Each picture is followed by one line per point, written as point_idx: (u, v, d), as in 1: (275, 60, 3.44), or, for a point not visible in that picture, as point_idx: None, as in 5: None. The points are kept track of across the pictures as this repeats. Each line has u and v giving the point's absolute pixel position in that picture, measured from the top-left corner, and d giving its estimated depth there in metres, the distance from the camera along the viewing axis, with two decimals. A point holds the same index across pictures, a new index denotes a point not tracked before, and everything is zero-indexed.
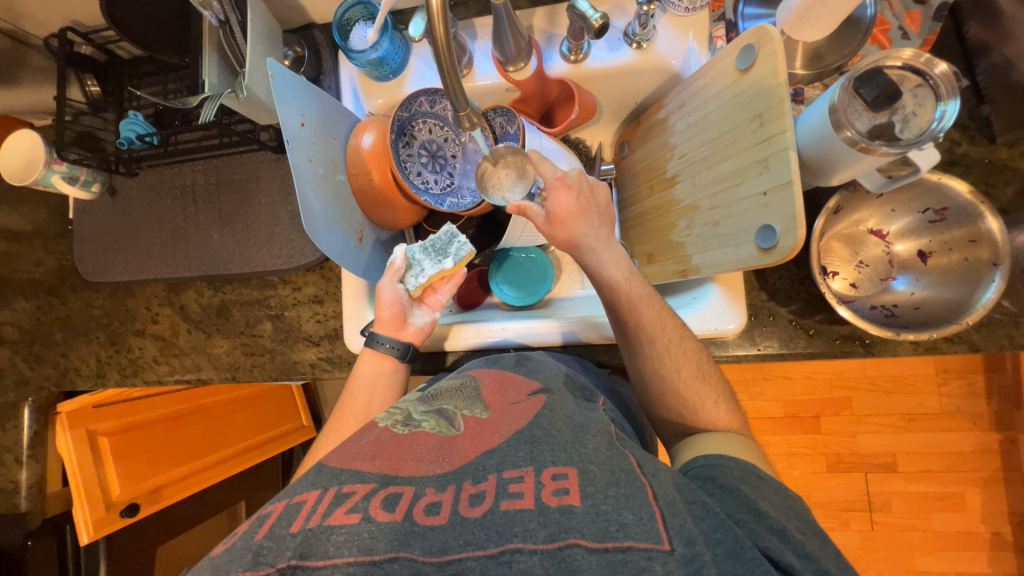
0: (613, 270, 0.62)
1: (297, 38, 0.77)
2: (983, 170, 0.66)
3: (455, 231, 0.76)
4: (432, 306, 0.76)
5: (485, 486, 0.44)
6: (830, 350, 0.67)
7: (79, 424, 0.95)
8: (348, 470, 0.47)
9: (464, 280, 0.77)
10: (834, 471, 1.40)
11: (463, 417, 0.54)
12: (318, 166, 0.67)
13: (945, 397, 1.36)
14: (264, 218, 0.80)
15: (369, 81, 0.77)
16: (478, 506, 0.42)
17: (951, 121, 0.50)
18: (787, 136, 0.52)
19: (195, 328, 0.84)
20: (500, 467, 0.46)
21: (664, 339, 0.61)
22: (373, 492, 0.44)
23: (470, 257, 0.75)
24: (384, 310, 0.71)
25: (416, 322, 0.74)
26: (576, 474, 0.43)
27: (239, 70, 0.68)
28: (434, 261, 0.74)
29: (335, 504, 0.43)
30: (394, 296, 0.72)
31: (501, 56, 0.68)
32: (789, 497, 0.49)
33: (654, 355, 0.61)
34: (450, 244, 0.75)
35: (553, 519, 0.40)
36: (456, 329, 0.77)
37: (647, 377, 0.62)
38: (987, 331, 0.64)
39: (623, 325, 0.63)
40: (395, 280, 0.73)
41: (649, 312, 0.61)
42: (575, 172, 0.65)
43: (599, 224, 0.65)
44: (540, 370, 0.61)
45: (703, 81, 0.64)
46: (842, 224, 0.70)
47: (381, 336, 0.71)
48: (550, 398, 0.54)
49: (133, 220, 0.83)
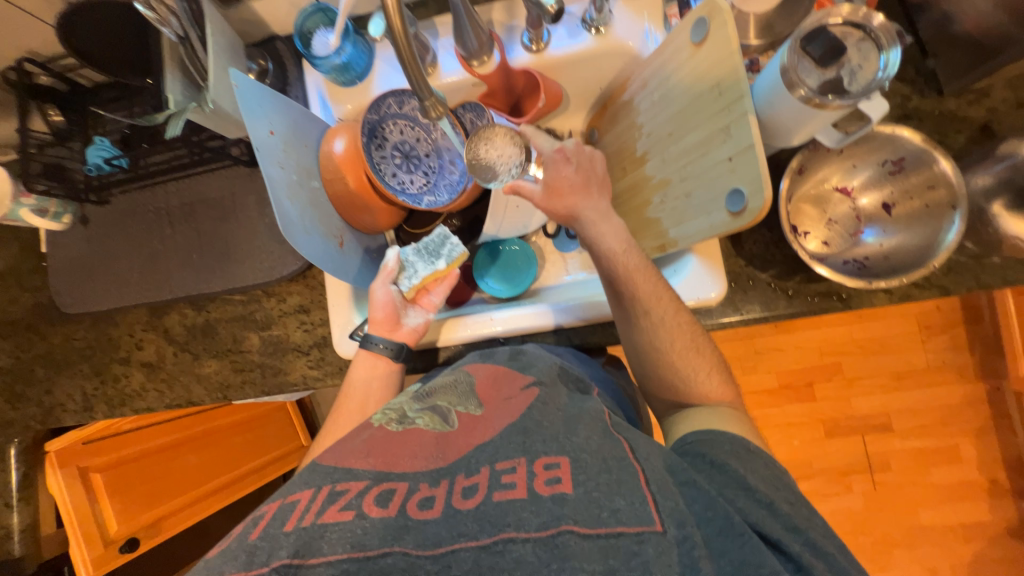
0: (609, 242, 0.63)
1: (261, 51, 0.78)
2: (936, 121, 0.68)
3: (447, 233, 0.77)
4: (426, 307, 0.75)
5: (478, 478, 0.44)
6: (809, 308, 0.69)
7: (69, 461, 0.94)
8: (341, 468, 0.47)
9: (456, 281, 0.78)
10: (832, 436, 1.43)
11: (457, 413, 0.54)
12: (290, 173, 0.67)
13: (930, 352, 1.40)
14: (243, 233, 0.80)
15: (336, 88, 0.78)
16: (471, 498, 0.42)
17: (894, 69, 0.52)
18: (745, 101, 0.53)
19: (181, 350, 0.83)
20: (493, 459, 0.46)
21: (659, 311, 0.61)
22: (366, 490, 0.44)
23: (464, 258, 0.76)
24: (377, 310, 0.71)
25: (410, 322, 0.73)
26: (567, 464, 0.44)
27: (201, 83, 0.67)
28: (427, 263, 0.75)
29: (329, 502, 0.43)
30: (386, 296, 0.72)
31: (464, 51, 0.69)
32: (772, 461, 0.51)
33: (650, 326, 0.61)
34: (443, 246, 0.76)
35: (546, 507, 0.40)
36: (454, 323, 0.77)
37: (641, 346, 0.63)
38: (955, 275, 0.66)
39: (619, 296, 0.63)
40: (388, 282, 0.73)
41: (647, 285, 0.61)
42: (573, 145, 0.66)
43: (599, 195, 0.66)
44: (534, 363, 0.62)
45: (662, 59, 0.66)
46: (808, 185, 0.71)
47: (375, 337, 0.71)
48: (543, 391, 0.55)
49: (110, 247, 0.82)
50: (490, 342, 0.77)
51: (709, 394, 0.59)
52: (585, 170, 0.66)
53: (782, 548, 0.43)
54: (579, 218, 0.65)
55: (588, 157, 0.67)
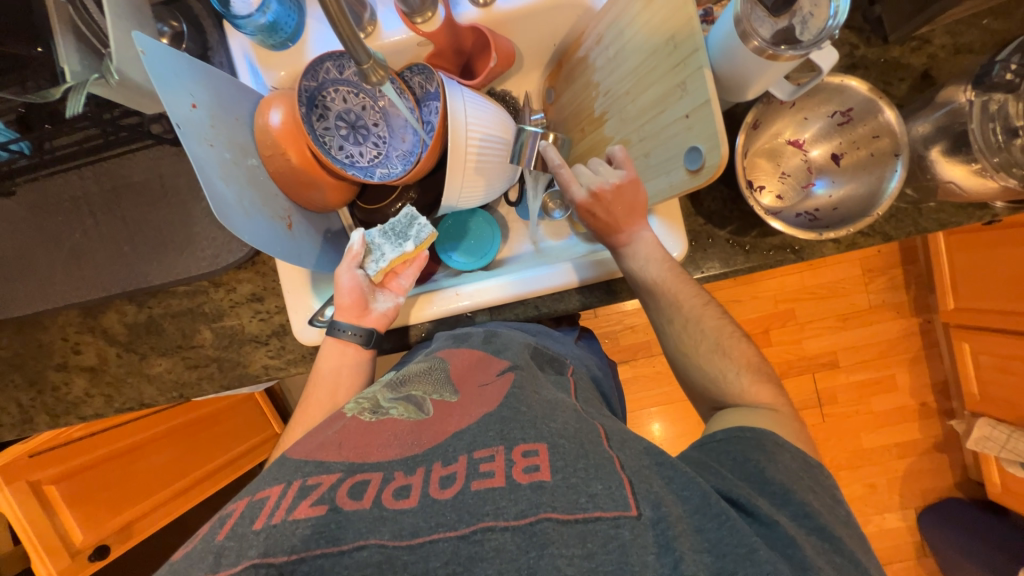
0: (632, 262, 0.66)
1: (169, 10, 0.68)
2: (880, 70, 0.70)
3: (414, 213, 0.72)
4: (395, 291, 0.73)
5: (456, 467, 0.44)
6: (765, 262, 0.71)
7: (17, 477, 0.88)
8: (312, 461, 0.45)
9: (427, 262, 0.75)
10: (787, 377, 1.53)
11: (431, 401, 0.54)
12: (222, 151, 0.60)
13: (872, 293, 1.50)
14: (177, 220, 0.73)
15: (265, 52, 0.70)
16: (449, 487, 0.42)
17: (844, 14, 0.51)
18: (700, 55, 0.52)
19: (125, 350, 0.77)
20: (470, 447, 0.46)
21: (682, 319, 0.64)
22: (339, 482, 0.43)
23: (432, 239, 0.72)
24: (344, 296, 0.69)
25: (379, 307, 0.71)
26: (546, 450, 0.44)
27: (104, 50, 0.59)
28: (394, 245, 0.71)
29: (300, 497, 0.42)
30: (352, 282, 0.69)
31: (405, 8, 0.65)
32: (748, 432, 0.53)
33: (675, 331, 0.65)
34: (411, 227, 0.72)
35: (525, 495, 0.41)
36: (426, 299, 0.75)
37: (668, 343, 0.67)
38: (896, 222, 0.70)
39: (648, 305, 0.67)
40: (353, 266, 0.70)
41: (668, 300, 0.64)
42: (587, 196, 0.64)
43: (624, 224, 0.65)
44: (507, 346, 0.63)
45: (615, 12, 0.63)
46: (762, 139, 0.72)
47: (341, 325, 0.68)
48: (518, 374, 0.56)
49: (24, 244, 0.74)
50: (459, 317, 0.76)
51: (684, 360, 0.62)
52: (606, 211, 0.64)
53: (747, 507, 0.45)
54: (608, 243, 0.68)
55: (609, 194, 0.63)
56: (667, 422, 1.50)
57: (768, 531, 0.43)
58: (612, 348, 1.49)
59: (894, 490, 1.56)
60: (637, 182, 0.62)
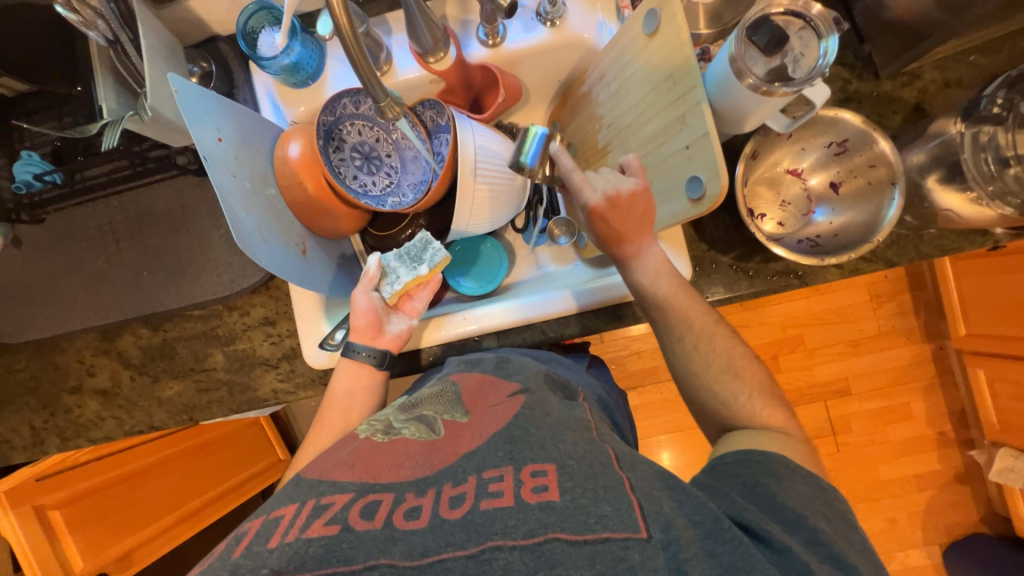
0: (640, 276, 0.65)
1: (200, 54, 0.73)
2: (874, 103, 0.73)
3: (429, 237, 0.75)
4: (409, 313, 0.74)
5: (465, 487, 0.44)
6: (769, 287, 0.72)
7: (22, 501, 0.87)
8: (326, 481, 0.47)
9: (439, 285, 0.77)
10: (799, 404, 1.51)
11: (443, 421, 0.55)
12: (244, 181, 0.63)
13: (881, 318, 1.49)
14: (196, 246, 0.76)
15: (287, 89, 0.75)
16: (458, 508, 0.42)
17: (833, 55, 0.54)
18: (698, 91, 0.55)
19: (138, 373, 0.79)
20: (480, 467, 0.46)
21: (692, 337, 0.63)
22: (351, 502, 0.43)
23: (446, 263, 0.74)
24: (359, 317, 0.70)
25: (393, 329, 0.72)
26: (554, 471, 0.44)
27: (139, 90, 0.63)
28: (409, 268, 0.73)
29: (313, 516, 0.42)
30: (368, 304, 0.70)
31: (419, 49, 0.68)
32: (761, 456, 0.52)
33: (684, 351, 0.64)
34: (425, 250, 0.74)
35: (533, 515, 0.40)
36: (436, 323, 0.76)
37: (676, 363, 0.65)
38: (898, 247, 0.71)
39: (654, 323, 0.66)
40: (369, 288, 0.72)
41: (678, 316, 0.63)
42: (605, 202, 0.61)
43: (635, 237, 0.64)
44: (519, 370, 0.63)
45: (616, 50, 0.67)
46: (762, 168, 0.74)
47: (357, 345, 0.69)
48: (529, 398, 0.56)
49: (48, 269, 0.77)
50: (465, 342, 0.77)
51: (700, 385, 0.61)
52: (620, 221, 0.62)
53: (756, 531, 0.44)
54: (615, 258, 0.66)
55: (625, 204, 0.61)
56: (677, 451, 1.47)
57: (782, 558, 0.42)
58: (618, 374, 1.48)
59: (916, 524, 1.50)
60: (648, 195, 0.62)
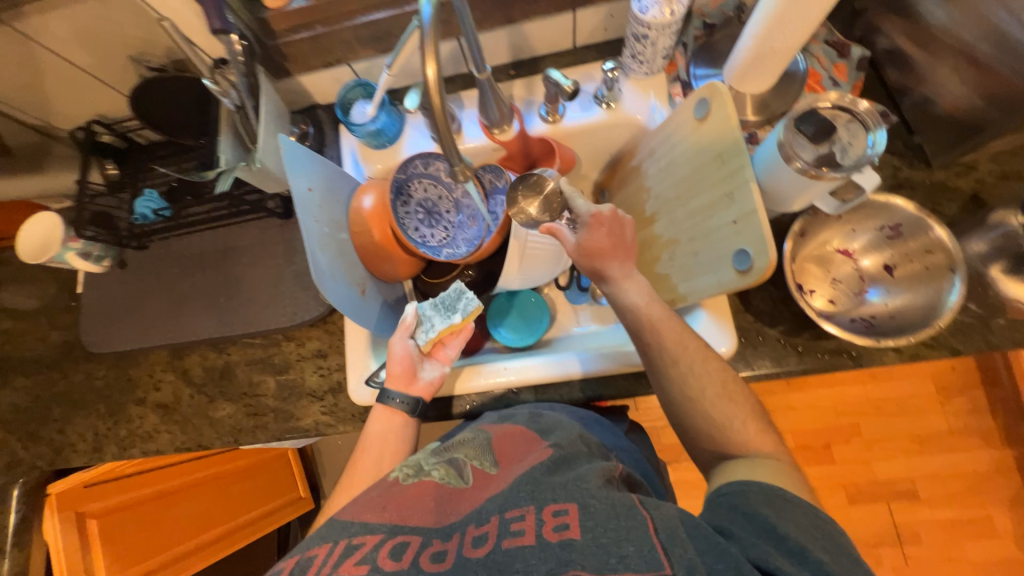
0: (633, 295, 0.65)
1: (302, 118, 0.86)
2: (927, 190, 0.73)
3: (463, 287, 0.79)
4: (441, 360, 0.76)
5: (488, 527, 0.45)
6: (820, 366, 0.69)
7: (69, 505, 0.91)
8: (358, 521, 0.48)
9: (471, 334, 0.79)
10: (856, 503, 1.36)
11: (472, 467, 0.55)
12: (323, 226, 0.71)
13: (950, 414, 1.36)
14: (269, 278, 0.84)
15: (368, 149, 0.85)
16: (480, 547, 0.43)
17: (882, 147, 0.57)
18: (746, 170, 0.58)
19: (197, 392, 0.84)
20: (502, 508, 0.46)
21: (686, 359, 0.61)
22: (381, 543, 0.45)
23: (478, 312, 0.77)
24: (395, 364, 0.72)
25: (426, 376, 0.74)
26: (576, 509, 0.44)
27: (251, 146, 0.74)
28: (443, 316, 0.76)
29: (345, 555, 0.44)
30: (404, 351, 0.73)
31: (487, 121, 0.75)
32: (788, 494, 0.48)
33: (679, 375, 0.60)
34: (459, 300, 0.77)
35: (554, 554, 0.40)
36: (470, 371, 0.78)
37: (672, 392, 0.61)
38: (963, 335, 0.67)
39: (644, 346, 0.64)
40: (405, 335, 0.75)
41: (672, 335, 0.62)
42: (609, 212, 0.66)
43: (627, 258, 0.67)
44: (554, 427, 0.61)
45: (666, 132, 0.72)
46: (810, 246, 0.74)
47: (392, 392, 0.71)
48: (558, 452, 0.54)
49: (142, 290, 0.86)
50: (504, 395, 0.78)
51: (734, 445, 0.56)
52: (616, 237, 0.66)
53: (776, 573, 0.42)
54: (605, 279, 0.67)
55: (620, 224, 0.66)
56: None
57: None
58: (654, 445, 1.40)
59: None
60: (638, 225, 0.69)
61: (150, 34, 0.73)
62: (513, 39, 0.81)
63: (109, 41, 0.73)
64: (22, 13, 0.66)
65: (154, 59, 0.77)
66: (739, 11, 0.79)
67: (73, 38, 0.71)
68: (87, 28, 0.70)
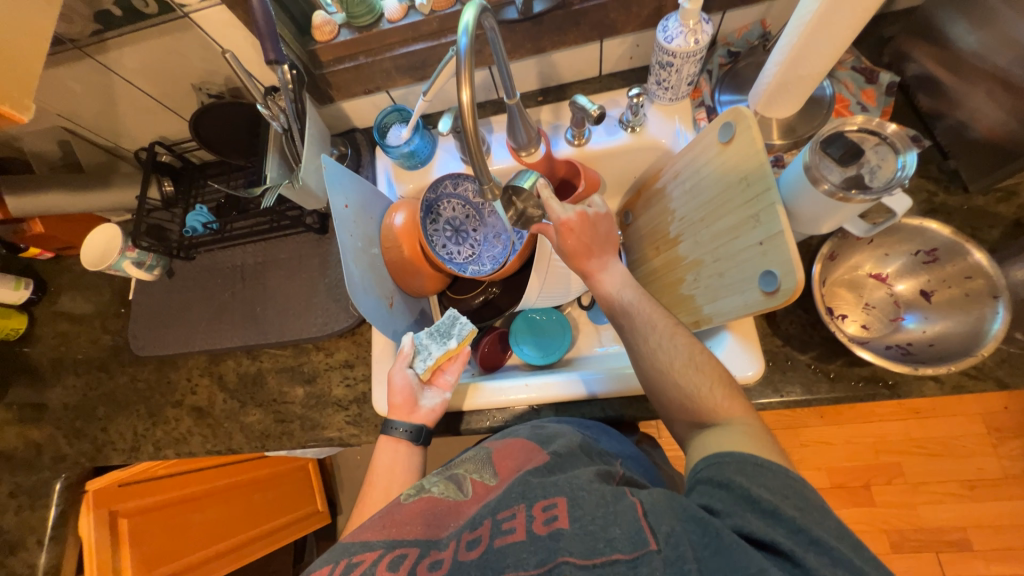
0: (606, 285, 0.70)
1: (342, 140, 0.92)
2: (965, 216, 0.71)
3: (456, 314, 0.80)
4: (442, 387, 0.76)
5: (481, 531, 0.46)
6: (854, 394, 0.67)
7: (104, 503, 0.94)
8: (357, 541, 0.48)
9: (469, 358, 0.79)
10: (900, 551, 1.26)
11: (471, 481, 0.56)
12: (357, 240, 0.75)
13: (1004, 459, 1.26)
14: (303, 290, 0.88)
15: (401, 170, 0.90)
16: (474, 549, 0.44)
17: (913, 168, 0.56)
18: (772, 193, 0.58)
19: (230, 397, 0.88)
20: (494, 510, 0.48)
21: (655, 335, 0.62)
22: (379, 558, 0.45)
23: (473, 335, 0.79)
24: (395, 395, 0.73)
25: (427, 404, 0.73)
26: (564, 502, 0.45)
27: (294, 165, 0.80)
28: (440, 344, 0.76)
29: (345, 573, 0.44)
30: (403, 381, 0.73)
31: (515, 144, 0.79)
32: (791, 474, 0.47)
33: (649, 351, 0.62)
34: (453, 326, 0.78)
35: (543, 545, 0.42)
36: (474, 389, 0.78)
37: (645, 371, 0.62)
38: (1011, 366, 0.64)
39: (622, 329, 0.67)
40: (404, 365, 0.75)
41: (641, 314, 0.65)
42: (576, 216, 0.69)
43: (601, 249, 0.72)
44: (556, 436, 0.60)
45: (692, 155, 0.73)
46: (840, 270, 0.73)
47: (394, 422, 0.71)
48: (554, 458, 0.54)
49: (187, 298, 0.92)
50: (525, 412, 0.77)
51: (728, 421, 0.54)
52: (588, 238, 0.71)
53: (774, 547, 0.42)
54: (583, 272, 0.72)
55: (592, 221, 0.71)
56: None
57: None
58: None
59: None
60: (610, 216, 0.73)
61: (212, 65, 0.80)
62: (542, 67, 0.85)
63: (175, 72, 0.81)
64: (104, 48, 0.74)
65: (214, 87, 0.85)
66: (764, 39, 0.81)
67: (143, 69, 0.79)
68: (158, 60, 0.78)
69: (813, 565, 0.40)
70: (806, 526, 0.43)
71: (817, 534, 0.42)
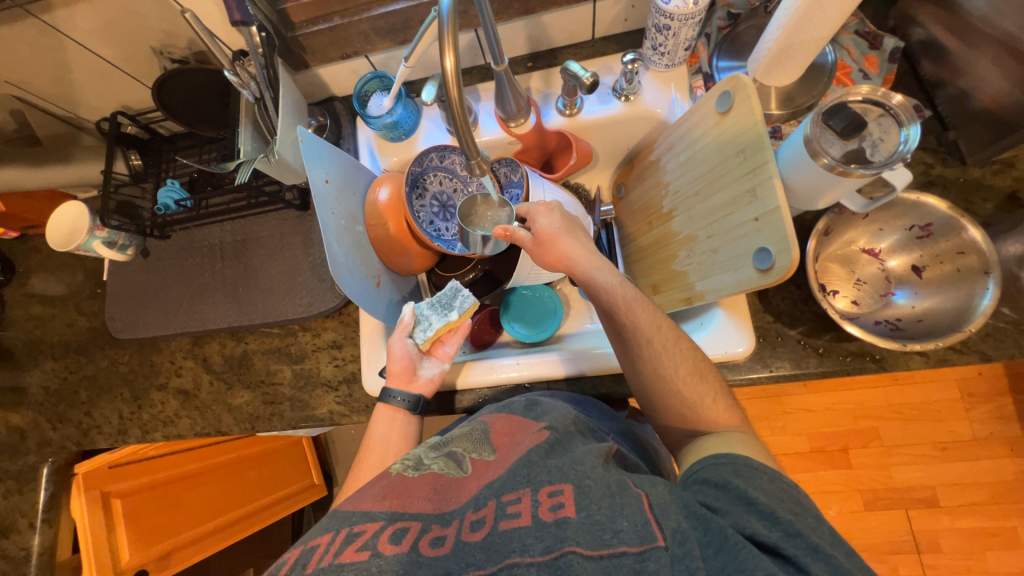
0: (605, 276, 0.67)
1: (320, 109, 0.86)
2: (961, 189, 0.70)
3: (458, 285, 0.78)
4: (441, 358, 0.75)
5: (485, 512, 0.46)
6: (841, 368, 0.67)
7: (94, 485, 0.93)
8: (358, 511, 0.48)
9: (470, 331, 0.78)
10: (872, 509, 1.33)
11: (471, 458, 0.55)
12: (340, 218, 0.72)
13: (975, 422, 1.32)
14: (286, 270, 0.85)
15: (384, 142, 0.85)
16: (478, 530, 0.44)
17: (916, 143, 0.55)
18: (770, 166, 0.57)
19: (216, 379, 0.86)
20: (499, 492, 0.48)
21: (661, 339, 0.62)
22: (381, 529, 0.46)
23: (475, 308, 0.77)
24: (393, 364, 0.72)
25: (426, 373, 0.73)
26: (571, 490, 0.45)
27: (270, 138, 0.75)
28: (441, 315, 0.75)
29: (346, 543, 0.45)
30: (403, 350, 0.72)
31: (503, 114, 0.75)
32: (783, 479, 0.49)
33: (654, 354, 0.61)
34: (455, 298, 0.77)
35: (550, 532, 0.42)
36: (467, 367, 0.78)
37: (644, 375, 0.62)
38: (995, 341, 0.65)
39: (614, 323, 0.64)
40: (403, 335, 0.74)
41: (644, 314, 0.63)
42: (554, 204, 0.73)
43: (580, 235, 0.71)
44: (548, 413, 0.60)
45: (688, 126, 0.71)
46: (834, 245, 0.72)
47: (393, 391, 0.70)
48: (555, 436, 0.54)
49: (164, 279, 0.89)
50: (516, 388, 0.77)
51: (726, 431, 0.57)
52: (565, 220, 0.71)
53: (780, 552, 0.42)
54: (567, 261, 0.69)
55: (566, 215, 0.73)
56: None
57: None
58: None
59: None
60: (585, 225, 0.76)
61: (173, 26, 0.74)
62: (531, 30, 0.80)
63: (133, 34, 0.74)
64: (50, 6, 0.67)
65: (176, 51, 0.78)
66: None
67: (97, 30, 0.72)
68: (112, 21, 0.71)
69: (816, 571, 0.40)
70: (803, 531, 0.43)
71: (812, 540, 0.42)
